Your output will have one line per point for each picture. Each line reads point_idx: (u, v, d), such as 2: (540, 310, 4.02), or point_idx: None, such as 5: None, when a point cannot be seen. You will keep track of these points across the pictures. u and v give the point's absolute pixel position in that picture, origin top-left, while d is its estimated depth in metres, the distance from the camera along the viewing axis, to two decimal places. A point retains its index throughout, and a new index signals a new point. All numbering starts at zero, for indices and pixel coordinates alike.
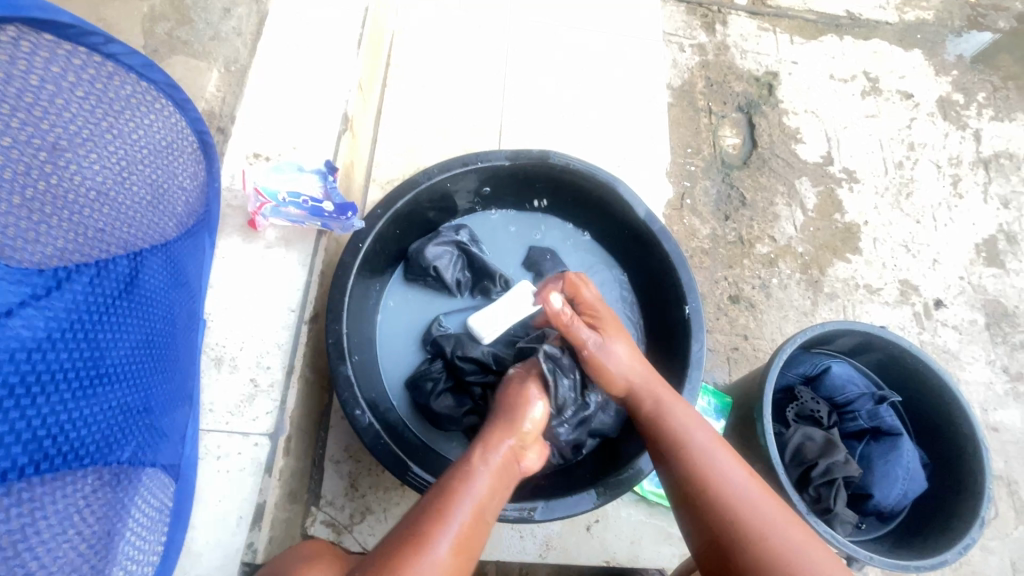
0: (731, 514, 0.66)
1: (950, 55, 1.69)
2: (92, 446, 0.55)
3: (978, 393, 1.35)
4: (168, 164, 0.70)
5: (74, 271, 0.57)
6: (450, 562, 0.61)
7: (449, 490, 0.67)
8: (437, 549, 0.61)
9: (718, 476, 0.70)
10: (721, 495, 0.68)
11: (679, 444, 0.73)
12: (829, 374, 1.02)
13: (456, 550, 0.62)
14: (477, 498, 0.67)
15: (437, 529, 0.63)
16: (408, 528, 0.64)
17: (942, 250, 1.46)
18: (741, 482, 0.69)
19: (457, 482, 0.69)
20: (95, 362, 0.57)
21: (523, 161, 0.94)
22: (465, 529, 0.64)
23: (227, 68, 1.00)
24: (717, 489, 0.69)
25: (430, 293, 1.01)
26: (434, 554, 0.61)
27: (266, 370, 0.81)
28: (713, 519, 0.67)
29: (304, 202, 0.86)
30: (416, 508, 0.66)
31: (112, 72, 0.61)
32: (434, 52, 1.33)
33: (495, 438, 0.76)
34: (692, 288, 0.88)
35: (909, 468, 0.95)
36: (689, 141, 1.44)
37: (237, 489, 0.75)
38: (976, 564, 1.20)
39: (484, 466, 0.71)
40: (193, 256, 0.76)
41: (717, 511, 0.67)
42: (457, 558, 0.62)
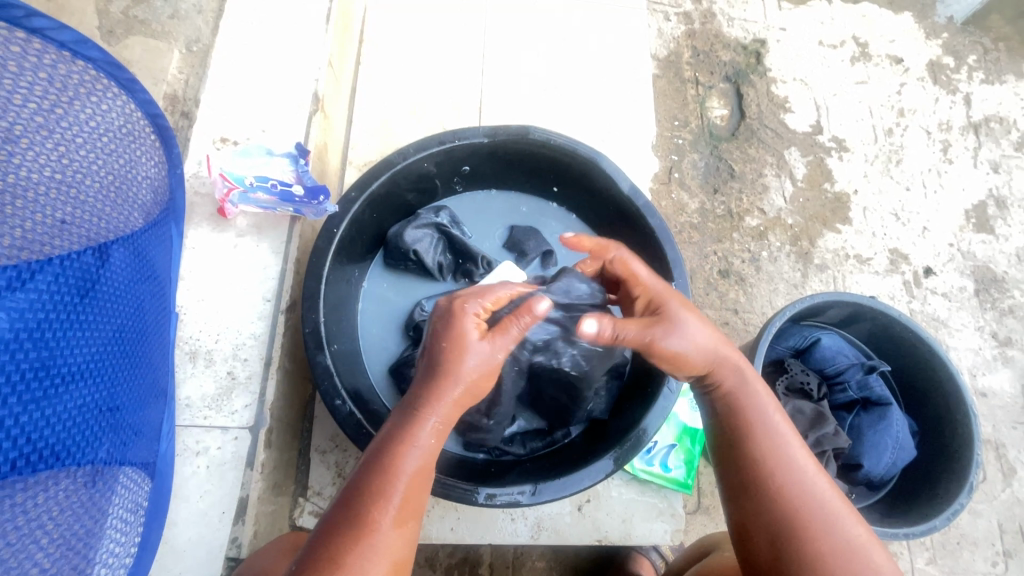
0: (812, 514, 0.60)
1: (940, 17, 1.65)
2: (61, 446, 0.53)
3: (966, 359, 1.35)
4: (128, 151, 0.66)
5: (34, 269, 0.54)
6: (396, 546, 0.55)
7: (384, 463, 0.57)
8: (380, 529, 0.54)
9: (795, 471, 0.63)
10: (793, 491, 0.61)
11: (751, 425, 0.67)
12: (819, 346, 1.02)
13: (400, 523, 0.55)
14: (417, 465, 0.58)
15: (380, 509, 0.55)
16: (343, 514, 0.55)
17: (932, 217, 1.45)
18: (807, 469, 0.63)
19: (395, 446, 0.58)
20: (58, 361, 0.54)
21: (501, 138, 0.91)
22: (408, 496, 0.57)
23: (189, 49, 0.95)
24: (796, 482, 0.62)
25: (412, 279, 0.99)
26: (381, 535, 0.54)
27: (243, 363, 0.79)
28: (776, 511, 0.61)
29: (273, 186, 0.84)
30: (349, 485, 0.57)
31: (42, 49, 0.55)
32: (410, 27, 1.28)
33: (442, 387, 0.60)
34: (678, 263, 0.86)
35: (898, 437, 0.95)
36: (676, 114, 1.40)
37: (218, 484, 0.74)
38: (965, 527, 1.22)
39: (426, 425, 0.60)
40: (161, 247, 0.73)
41: (783, 505, 0.61)
42: (403, 532, 0.56)
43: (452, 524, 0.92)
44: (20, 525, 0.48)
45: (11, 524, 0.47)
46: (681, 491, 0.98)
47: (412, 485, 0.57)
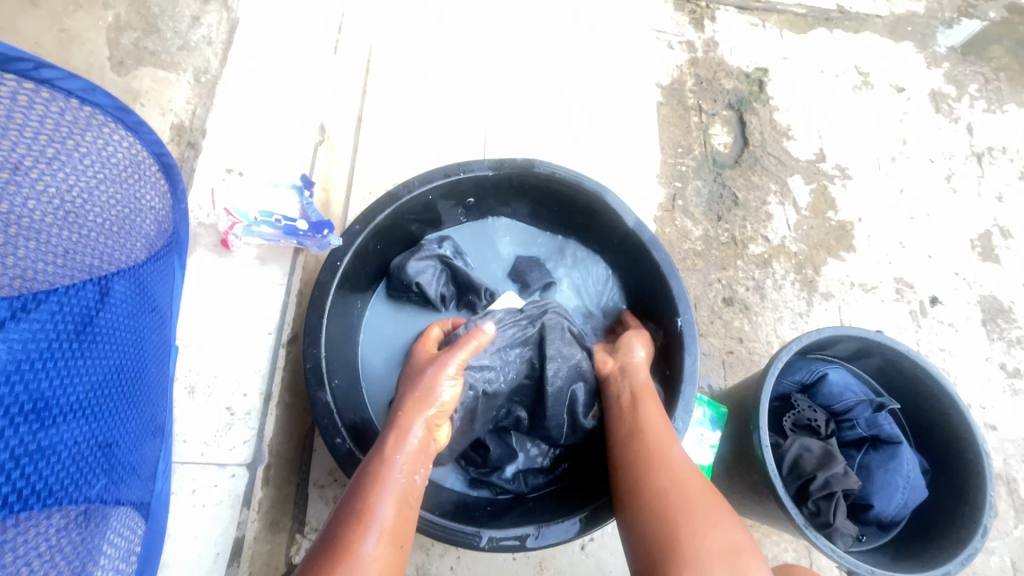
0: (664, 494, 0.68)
1: (941, 47, 1.66)
2: (55, 486, 0.51)
3: (974, 390, 1.33)
4: (132, 188, 0.66)
5: (38, 299, 0.54)
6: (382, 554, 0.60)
7: (365, 484, 0.65)
8: (364, 546, 0.59)
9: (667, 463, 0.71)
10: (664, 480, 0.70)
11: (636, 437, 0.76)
12: (826, 381, 1.00)
13: (384, 539, 0.61)
14: (397, 486, 0.66)
15: (361, 526, 0.60)
16: (328, 535, 0.60)
17: (937, 246, 1.44)
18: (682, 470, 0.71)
19: (374, 472, 0.66)
20: (55, 398, 0.53)
21: (506, 171, 0.91)
22: (388, 517, 0.62)
23: (198, 80, 0.95)
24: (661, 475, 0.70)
25: (415, 309, 0.98)
26: (363, 552, 0.59)
27: (242, 398, 0.78)
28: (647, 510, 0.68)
29: (277, 221, 0.84)
30: (334, 513, 0.63)
31: (50, 98, 0.56)
32: (415, 55, 1.29)
33: (407, 420, 0.72)
34: (683, 299, 0.86)
35: (909, 476, 0.93)
36: (679, 141, 1.41)
37: (214, 525, 0.72)
38: (978, 565, 1.19)
39: (402, 452, 0.69)
40: (162, 281, 0.72)
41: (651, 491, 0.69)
42: (386, 550, 0.60)
43: (453, 563, 0.90)
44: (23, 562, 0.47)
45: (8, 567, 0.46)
46: None
47: (393, 502, 0.64)
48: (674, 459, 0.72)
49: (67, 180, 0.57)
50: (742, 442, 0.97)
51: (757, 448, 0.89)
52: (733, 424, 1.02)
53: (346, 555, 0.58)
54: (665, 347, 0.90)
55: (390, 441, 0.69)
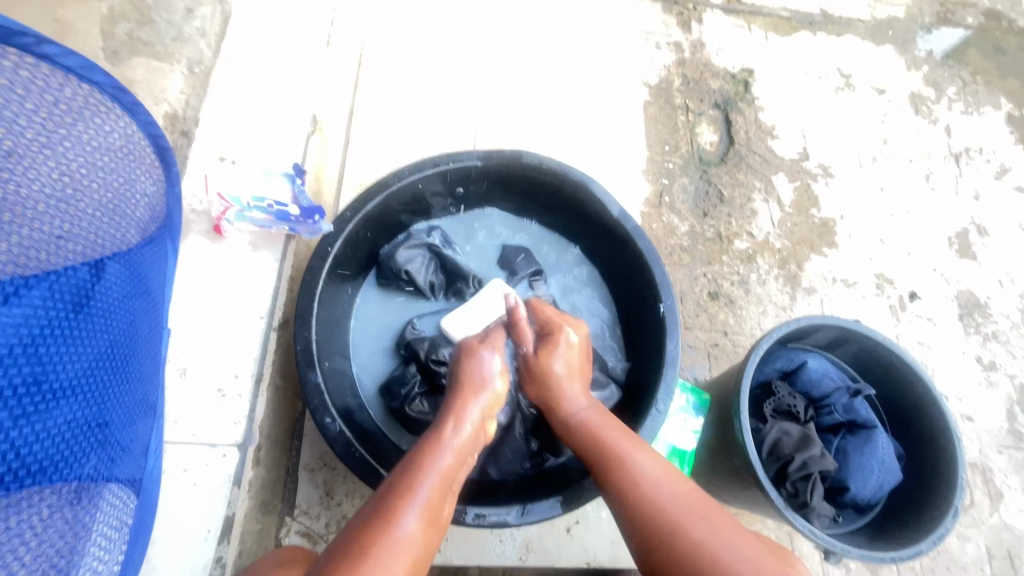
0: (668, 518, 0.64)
1: (920, 50, 1.71)
2: (43, 464, 0.52)
3: (951, 383, 1.37)
4: (126, 169, 0.67)
5: (21, 286, 0.53)
6: (420, 534, 0.61)
7: (415, 463, 0.68)
8: (405, 520, 0.60)
9: (650, 483, 0.68)
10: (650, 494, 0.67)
11: (614, 456, 0.72)
12: (805, 368, 1.03)
13: (425, 520, 0.62)
14: (442, 470, 0.68)
15: (406, 503, 0.62)
16: (371, 507, 0.62)
17: (916, 243, 1.48)
18: (668, 485, 0.68)
19: (425, 452, 0.69)
20: (47, 377, 0.53)
21: (495, 162, 0.93)
22: (433, 500, 0.64)
23: (191, 70, 0.97)
24: (654, 496, 0.67)
25: (404, 297, 1.00)
26: (403, 527, 0.60)
27: (233, 380, 0.80)
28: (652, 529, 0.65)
29: (270, 206, 0.86)
30: (380, 487, 0.66)
31: (49, 74, 0.57)
32: (407, 52, 1.31)
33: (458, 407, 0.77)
34: (666, 286, 0.88)
35: (883, 460, 0.96)
36: (666, 139, 1.44)
37: (205, 502, 0.74)
38: (954, 552, 1.22)
39: (454, 440, 0.72)
40: (155, 263, 0.73)
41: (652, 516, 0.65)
42: (424, 530, 0.61)
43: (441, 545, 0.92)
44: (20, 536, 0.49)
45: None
46: None
47: (435, 485, 0.66)
48: (652, 482, 0.68)
49: (63, 160, 0.58)
50: (723, 427, 0.99)
51: (738, 432, 0.92)
52: (715, 411, 1.04)
53: (387, 531, 0.59)
54: (648, 333, 0.93)
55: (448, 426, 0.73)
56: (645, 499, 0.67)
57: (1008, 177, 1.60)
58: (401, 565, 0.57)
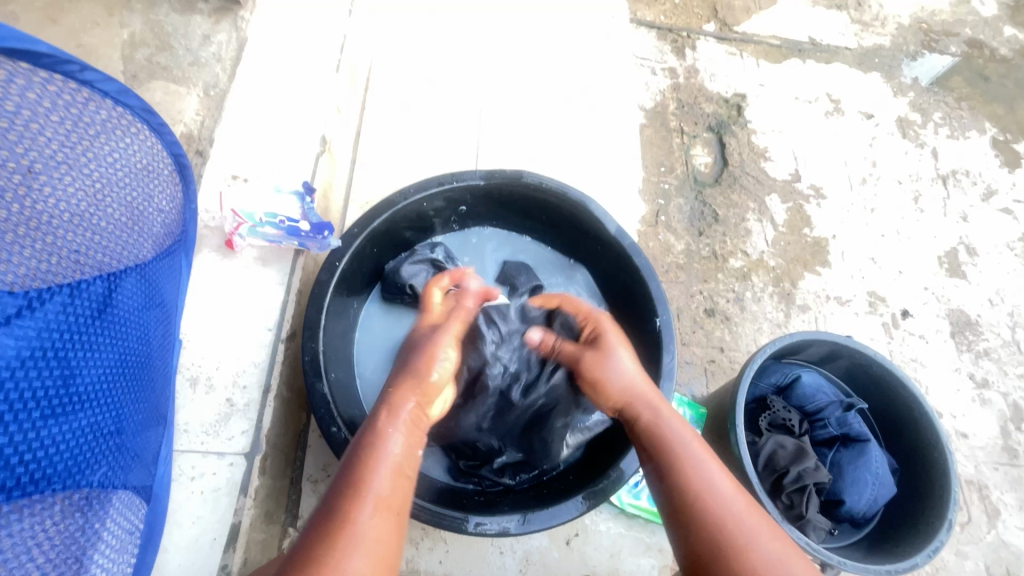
0: (715, 516, 0.64)
1: (906, 77, 1.78)
2: (60, 469, 0.54)
3: (945, 400, 1.39)
4: (149, 186, 0.70)
5: (46, 295, 0.57)
6: (377, 526, 0.58)
7: (358, 460, 0.63)
8: (360, 519, 0.57)
9: (707, 482, 0.67)
10: (704, 492, 0.66)
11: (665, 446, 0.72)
12: (799, 383, 1.06)
13: (378, 512, 0.59)
14: (391, 458, 0.65)
15: (356, 500, 0.59)
16: (323, 511, 0.58)
17: (907, 262, 1.52)
18: (722, 483, 0.67)
19: (368, 448, 0.65)
20: (70, 382, 0.57)
21: (496, 181, 0.97)
22: (385, 490, 0.62)
23: (207, 93, 1.01)
24: (708, 491, 0.66)
25: (408, 311, 1.03)
26: (360, 525, 0.57)
27: (242, 390, 0.82)
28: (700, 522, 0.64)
29: (281, 222, 0.89)
30: (325, 493, 0.61)
31: (87, 97, 0.61)
32: (412, 77, 1.37)
33: (397, 396, 0.72)
34: (662, 301, 0.91)
35: (878, 473, 0.98)
36: (662, 160, 1.49)
37: (212, 510, 0.75)
38: (952, 569, 1.23)
39: (396, 428, 0.68)
40: (170, 276, 0.76)
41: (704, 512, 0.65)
42: (382, 522, 0.59)
43: (442, 556, 0.93)
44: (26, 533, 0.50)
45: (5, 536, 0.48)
46: None
47: (387, 477, 0.63)
48: (709, 475, 0.68)
49: (92, 178, 0.61)
50: (720, 440, 1.01)
51: (734, 446, 0.93)
52: (712, 425, 1.06)
53: (344, 531, 0.56)
54: (645, 347, 0.95)
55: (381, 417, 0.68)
56: (695, 490, 0.66)
57: (994, 199, 1.65)
58: (363, 561, 0.55)
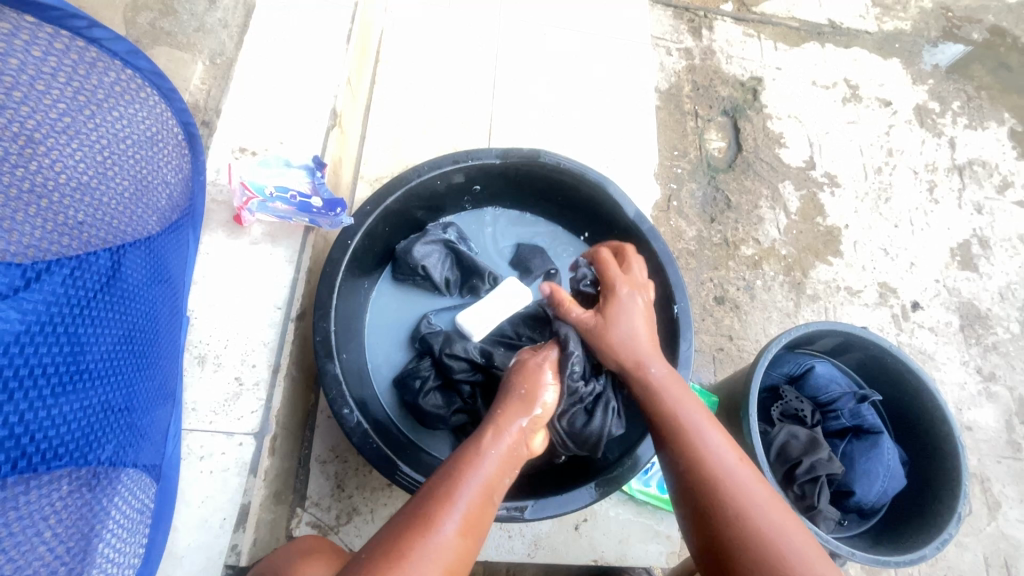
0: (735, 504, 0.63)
1: (926, 64, 1.73)
2: (65, 446, 0.52)
3: (952, 392, 1.38)
4: (156, 155, 0.67)
5: (44, 267, 0.54)
6: (457, 543, 0.57)
7: (456, 471, 0.63)
8: (442, 530, 0.57)
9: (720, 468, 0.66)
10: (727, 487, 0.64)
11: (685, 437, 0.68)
12: (813, 373, 1.05)
13: (462, 532, 0.58)
14: (484, 478, 0.63)
15: (445, 510, 0.59)
16: (409, 512, 0.59)
17: (919, 254, 1.50)
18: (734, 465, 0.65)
19: (467, 462, 0.65)
20: (79, 357, 0.55)
21: (513, 160, 0.94)
22: (471, 509, 0.60)
23: (213, 61, 0.98)
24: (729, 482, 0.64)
25: (419, 292, 1.01)
26: (442, 535, 0.57)
27: (251, 368, 0.80)
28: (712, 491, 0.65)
29: (292, 197, 0.85)
30: (420, 491, 0.62)
31: (96, 57, 0.58)
32: (423, 51, 1.33)
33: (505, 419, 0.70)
34: (681, 287, 0.89)
35: (889, 466, 0.97)
36: (676, 144, 1.46)
37: (221, 489, 0.74)
38: (952, 559, 1.23)
39: (496, 450, 0.67)
40: (177, 250, 0.74)
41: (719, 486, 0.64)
42: (463, 543, 0.58)
43: None
44: (32, 505, 0.48)
45: (15, 512, 0.47)
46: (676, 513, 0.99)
47: (474, 496, 0.61)
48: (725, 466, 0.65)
49: (97, 144, 0.58)
50: (731, 430, 1.00)
51: (747, 435, 0.92)
52: (723, 413, 1.05)
53: (425, 537, 0.56)
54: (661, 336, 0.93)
55: (488, 436, 0.68)
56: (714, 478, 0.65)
57: (1010, 191, 1.62)
58: (433, 571, 0.55)
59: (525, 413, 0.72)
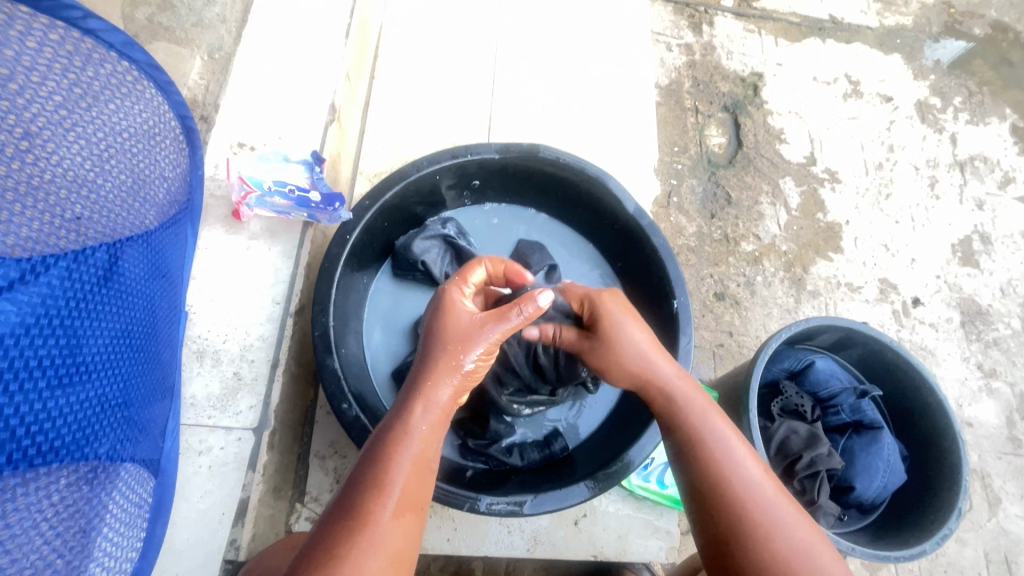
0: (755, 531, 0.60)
1: (928, 60, 1.73)
2: (61, 442, 0.51)
3: (953, 388, 1.38)
4: (154, 150, 0.67)
5: (47, 262, 0.53)
6: (397, 526, 0.55)
7: (383, 452, 0.59)
8: (379, 519, 0.54)
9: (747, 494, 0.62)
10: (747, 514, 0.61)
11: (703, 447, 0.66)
12: (813, 368, 1.04)
13: (399, 514, 0.55)
14: (416, 451, 0.60)
15: (377, 498, 0.55)
16: (343, 503, 0.56)
17: (920, 250, 1.50)
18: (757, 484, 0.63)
19: (393, 438, 0.60)
20: (78, 351, 0.55)
21: (512, 155, 0.94)
22: (407, 489, 0.57)
23: (211, 56, 0.97)
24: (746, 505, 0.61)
25: (418, 288, 1.01)
26: (377, 524, 0.54)
27: (250, 363, 0.80)
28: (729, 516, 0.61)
29: (290, 192, 0.86)
30: (350, 479, 0.58)
31: (93, 49, 0.59)
32: (422, 46, 1.32)
33: (427, 384, 0.65)
34: (680, 282, 0.89)
35: (889, 460, 0.97)
36: (676, 140, 1.46)
37: (220, 485, 0.74)
38: (951, 556, 1.23)
39: (423, 421, 0.62)
40: (175, 245, 0.74)
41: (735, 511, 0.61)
42: (404, 525, 0.56)
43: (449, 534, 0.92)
44: (31, 494, 0.48)
45: (11, 504, 0.46)
46: (675, 509, 0.99)
47: (408, 473, 0.58)
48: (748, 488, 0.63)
49: (96, 137, 0.58)
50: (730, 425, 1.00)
51: (746, 430, 0.92)
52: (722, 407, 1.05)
53: (360, 528, 0.53)
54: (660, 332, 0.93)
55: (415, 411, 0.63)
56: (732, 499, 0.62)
57: (1011, 187, 1.62)
58: (377, 561, 0.52)
59: (449, 374, 0.66)
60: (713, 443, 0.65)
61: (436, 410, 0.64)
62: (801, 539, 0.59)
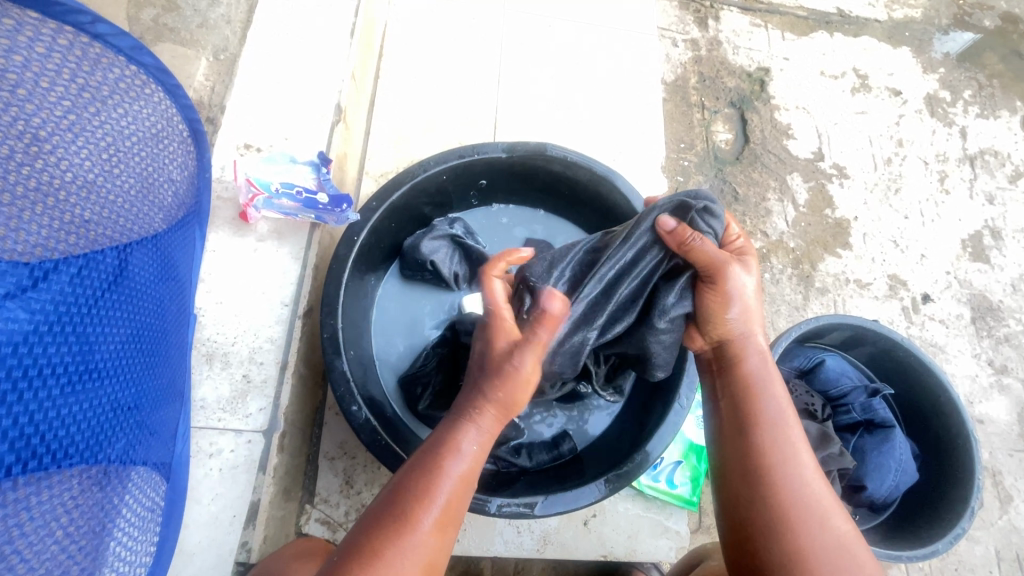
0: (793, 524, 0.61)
1: (937, 53, 1.71)
2: (74, 446, 0.51)
3: (964, 385, 1.37)
4: (162, 153, 0.67)
5: (57, 267, 0.53)
6: (432, 538, 0.57)
7: (429, 465, 0.60)
8: (419, 528, 0.56)
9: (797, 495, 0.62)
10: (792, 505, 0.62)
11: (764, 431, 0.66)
12: (823, 367, 1.04)
13: (437, 528, 0.58)
14: (456, 470, 0.61)
15: (422, 507, 0.57)
16: (388, 505, 0.58)
17: (930, 246, 1.48)
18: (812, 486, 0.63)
19: (440, 452, 0.61)
20: (89, 355, 0.55)
21: (519, 154, 0.93)
22: (447, 502, 0.59)
23: (217, 57, 0.97)
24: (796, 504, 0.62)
25: (427, 288, 1.00)
26: (418, 534, 0.56)
27: (259, 366, 0.80)
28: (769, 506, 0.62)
29: (298, 194, 0.85)
30: (397, 482, 0.60)
31: (100, 53, 0.58)
32: (427, 44, 1.32)
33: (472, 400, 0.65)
34: None
35: (901, 459, 0.97)
36: (682, 137, 1.45)
37: (231, 487, 0.75)
38: (963, 553, 1.23)
39: (469, 442, 0.62)
40: (184, 248, 0.73)
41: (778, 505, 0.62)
42: (437, 539, 0.58)
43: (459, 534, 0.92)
44: (46, 500, 0.48)
45: (27, 512, 0.46)
46: (686, 508, 0.99)
47: (453, 487, 0.60)
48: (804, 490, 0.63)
49: (104, 141, 0.58)
50: None
51: None
52: None
53: (401, 535, 0.56)
54: None
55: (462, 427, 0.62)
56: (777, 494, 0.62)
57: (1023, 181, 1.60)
58: (412, 567, 0.55)
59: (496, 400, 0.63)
60: (776, 441, 0.65)
61: (485, 427, 0.64)
62: (835, 538, 0.60)
